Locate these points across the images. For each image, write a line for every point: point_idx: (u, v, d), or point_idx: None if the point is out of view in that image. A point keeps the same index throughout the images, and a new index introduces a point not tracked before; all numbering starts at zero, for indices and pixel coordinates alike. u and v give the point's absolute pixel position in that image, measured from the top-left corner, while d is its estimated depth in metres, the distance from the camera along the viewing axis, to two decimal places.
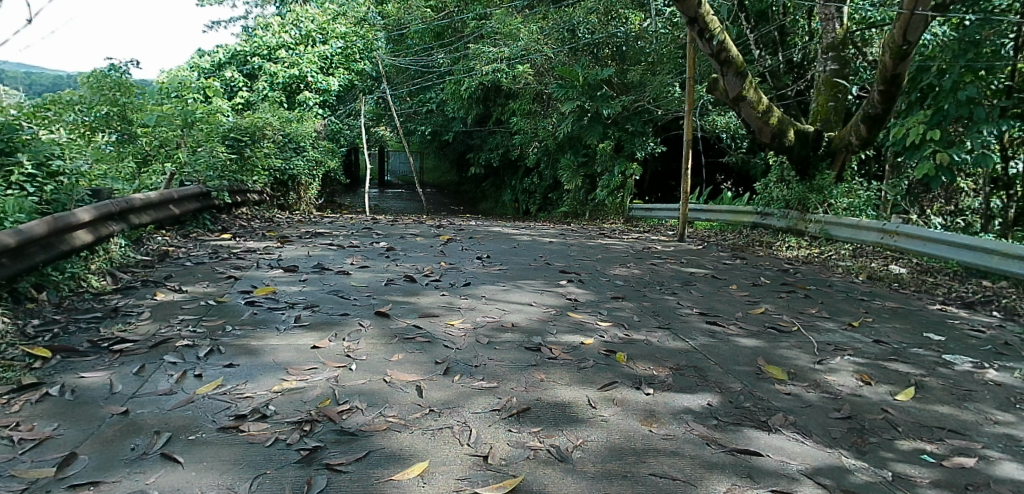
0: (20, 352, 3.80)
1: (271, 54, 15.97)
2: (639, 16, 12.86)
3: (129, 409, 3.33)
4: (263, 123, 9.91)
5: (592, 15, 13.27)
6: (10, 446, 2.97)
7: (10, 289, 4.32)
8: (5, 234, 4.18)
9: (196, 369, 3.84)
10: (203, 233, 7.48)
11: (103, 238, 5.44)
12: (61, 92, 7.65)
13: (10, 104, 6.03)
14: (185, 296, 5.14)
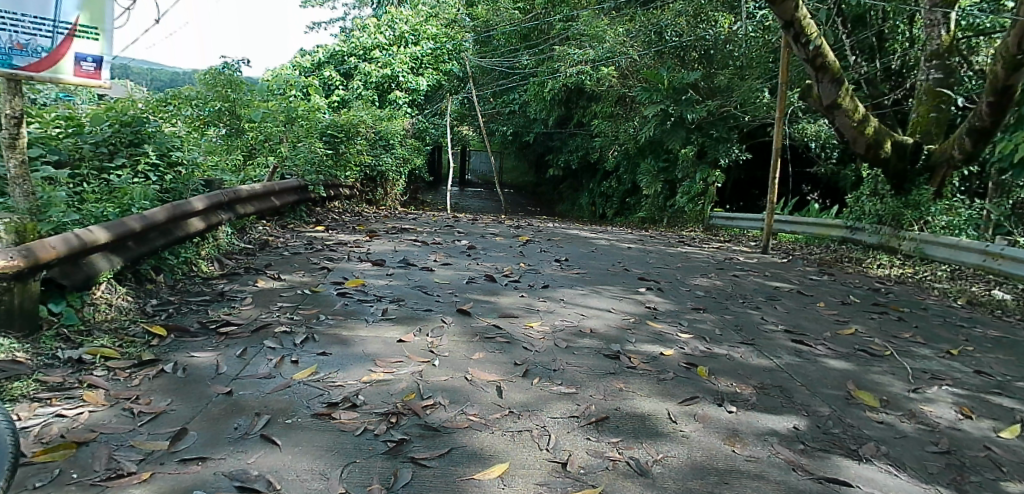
0: (140, 329, 4.11)
1: (366, 54, 16.47)
2: (729, 19, 12.37)
3: (232, 390, 3.54)
4: (358, 120, 10.32)
5: (681, 17, 12.81)
6: (131, 417, 3.21)
7: (133, 270, 4.66)
8: (130, 220, 4.47)
9: (293, 355, 4.04)
10: (300, 224, 7.87)
11: (215, 226, 5.77)
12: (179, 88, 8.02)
13: (138, 98, 6.54)
14: (284, 284, 5.40)
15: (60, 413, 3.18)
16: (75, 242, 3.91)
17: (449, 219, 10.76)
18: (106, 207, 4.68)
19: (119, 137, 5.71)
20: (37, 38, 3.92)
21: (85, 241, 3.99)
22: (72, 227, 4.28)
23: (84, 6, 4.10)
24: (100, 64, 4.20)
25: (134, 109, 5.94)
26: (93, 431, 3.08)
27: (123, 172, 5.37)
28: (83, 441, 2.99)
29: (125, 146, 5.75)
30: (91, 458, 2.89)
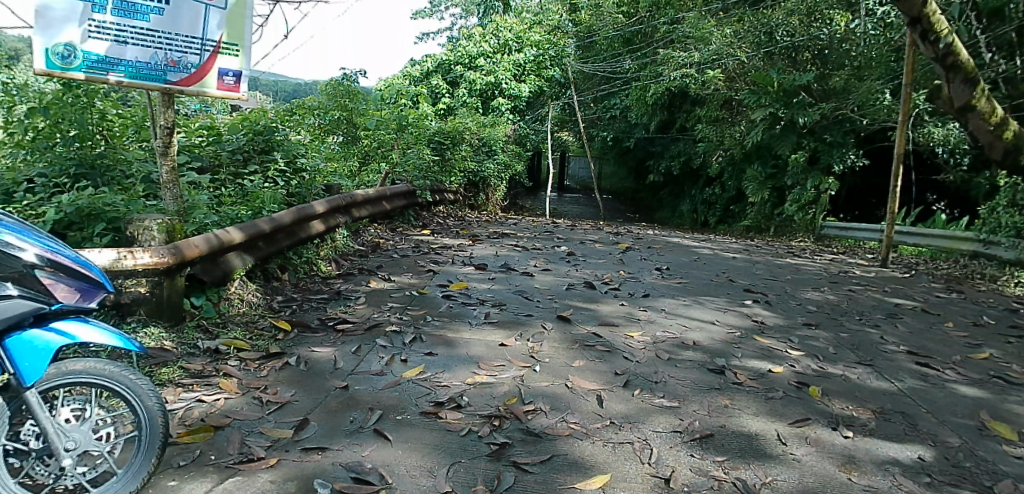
0: (269, 322, 4.44)
1: (472, 62, 16.97)
2: (846, 16, 11.86)
3: (348, 384, 3.77)
4: (463, 127, 10.61)
5: (794, 16, 12.39)
6: (260, 405, 3.47)
7: (262, 268, 5.02)
8: (261, 222, 4.84)
9: (402, 354, 4.25)
10: (408, 228, 8.29)
11: (333, 228, 6.14)
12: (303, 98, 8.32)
13: (269, 109, 7.09)
14: (393, 285, 5.70)
15: (199, 398, 3.47)
16: (215, 242, 4.31)
17: (548, 225, 10.85)
18: (240, 210, 5.08)
19: (252, 145, 6.24)
20: (189, 55, 4.31)
21: (223, 241, 4.37)
22: (212, 229, 4.74)
23: (227, 24, 4.45)
24: (239, 77, 4.58)
25: (265, 119, 6.47)
26: (227, 417, 3.34)
27: (255, 177, 5.83)
28: (219, 426, 3.26)
29: (257, 154, 6.28)
30: (227, 442, 3.14)
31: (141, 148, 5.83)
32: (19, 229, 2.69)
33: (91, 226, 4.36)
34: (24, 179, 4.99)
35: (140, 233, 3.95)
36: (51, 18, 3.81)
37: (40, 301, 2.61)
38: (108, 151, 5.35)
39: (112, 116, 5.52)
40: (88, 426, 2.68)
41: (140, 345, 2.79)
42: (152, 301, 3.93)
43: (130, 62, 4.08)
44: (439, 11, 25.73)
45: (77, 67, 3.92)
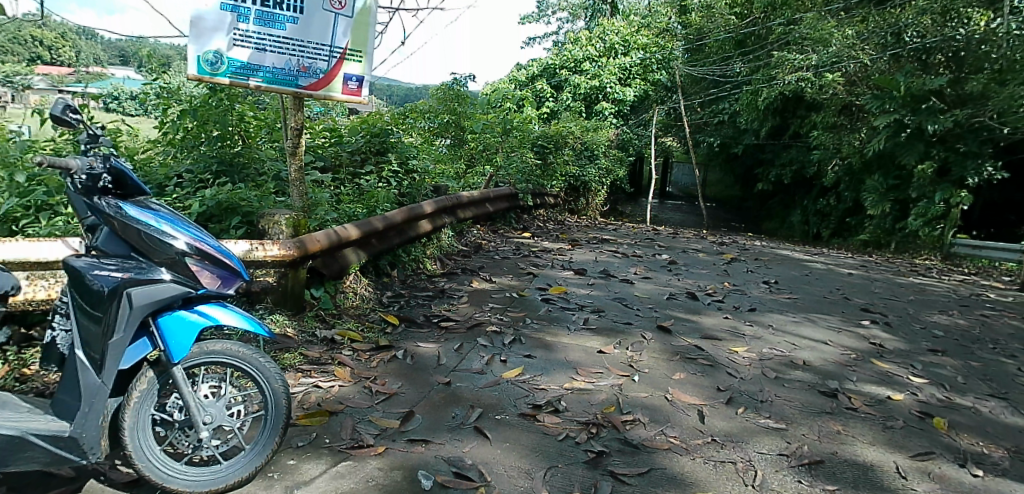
0: (379, 316, 4.88)
1: (577, 66, 16.99)
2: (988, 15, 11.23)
3: (451, 380, 4.02)
4: (567, 132, 10.72)
5: (926, 15, 11.94)
6: (370, 395, 3.75)
7: (375, 264, 5.57)
8: (376, 220, 5.32)
9: (502, 354, 4.46)
10: (508, 230, 8.67)
11: (439, 227, 6.62)
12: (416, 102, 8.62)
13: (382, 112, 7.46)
14: (494, 286, 5.98)
15: (316, 384, 3.80)
16: (335, 237, 4.70)
17: (649, 231, 10.78)
18: (357, 208, 5.57)
19: (369, 146, 6.76)
20: (318, 61, 4.57)
21: (341, 237, 4.80)
22: (332, 225, 5.19)
23: (352, 31, 4.67)
24: (362, 82, 4.78)
25: (382, 122, 6.88)
26: (340, 403, 3.62)
27: (371, 176, 6.38)
28: (333, 411, 3.52)
29: (373, 155, 6.81)
30: (340, 427, 3.37)
31: (272, 148, 6.14)
32: (173, 219, 2.97)
33: (228, 219, 4.84)
34: (173, 175, 5.36)
35: (272, 227, 4.47)
36: (203, 28, 4.22)
37: (189, 286, 2.87)
38: (244, 150, 5.73)
39: (248, 118, 5.90)
40: (223, 403, 2.91)
41: (269, 330, 2.97)
42: (279, 289, 4.39)
43: (267, 68, 4.42)
44: (546, 16, 25.80)
45: (223, 73, 4.32)
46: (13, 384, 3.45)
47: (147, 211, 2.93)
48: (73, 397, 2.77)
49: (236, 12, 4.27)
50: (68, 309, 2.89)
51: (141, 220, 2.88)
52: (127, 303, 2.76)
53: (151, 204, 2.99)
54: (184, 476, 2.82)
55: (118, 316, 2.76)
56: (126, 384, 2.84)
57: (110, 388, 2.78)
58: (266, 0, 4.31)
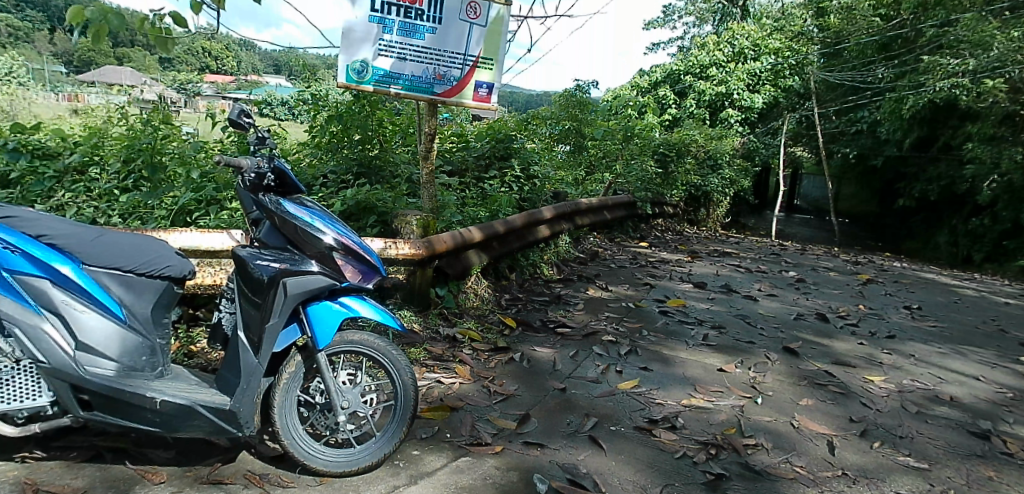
0: (497, 318, 5.02)
1: (703, 72, 16.54)
2: None
3: (566, 387, 4.08)
4: (690, 140, 10.47)
5: None
6: (487, 395, 3.92)
7: (494, 267, 5.67)
8: (498, 224, 5.44)
9: (617, 365, 4.43)
10: (626, 239, 8.64)
11: (557, 233, 6.68)
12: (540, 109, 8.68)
13: (506, 118, 7.60)
14: (611, 295, 5.93)
15: (439, 379, 4.03)
16: (460, 239, 4.90)
17: (774, 246, 10.33)
18: (480, 211, 5.74)
19: (494, 151, 6.93)
20: (452, 69, 4.72)
21: (467, 238, 4.98)
22: (457, 227, 5.38)
23: (484, 40, 4.78)
24: (491, 89, 4.87)
25: (508, 132, 7.09)
26: (460, 400, 3.82)
27: (494, 181, 6.55)
28: (454, 407, 3.73)
29: (497, 160, 6.96)
30: (460, 423, 3.57)
31: (406, 151, 6.33)
32: (324, 216, 3.17)
33: (365, 218, 5.10)
34: (319, 175, 5.79)
35: (403, 226, 4.67)
36: (353, 39, 4.46)
37: (334, 278, 3.04)
38: (380, 154, 6.00)
39: (385, 123, 6.16)
40: (359, 390, 3.06)
41: (401, 323, 3.09)
42: (407, 286, 4.60)
43: (407, 76, 4.61)
44: (671, 21, 25.23)
45: (368, 81, 4.55)
46: (183, 358, 3.79)
47: (303, 208, 3.14)
48: (234, 374, 2.98)
49: (381, 24, 4.49)
50: (232, 294, 3.12)
51: (298, 216, 3.08)
52: (282, 291, 2.95)
53: (306, 201, 3.20)
54: (322, 456, 3.01)
55: (274, 302, 2.95)
56: (277, 366, 3.06)
57: (265, 367, 2.99)
58: (408, 12, 4.52)
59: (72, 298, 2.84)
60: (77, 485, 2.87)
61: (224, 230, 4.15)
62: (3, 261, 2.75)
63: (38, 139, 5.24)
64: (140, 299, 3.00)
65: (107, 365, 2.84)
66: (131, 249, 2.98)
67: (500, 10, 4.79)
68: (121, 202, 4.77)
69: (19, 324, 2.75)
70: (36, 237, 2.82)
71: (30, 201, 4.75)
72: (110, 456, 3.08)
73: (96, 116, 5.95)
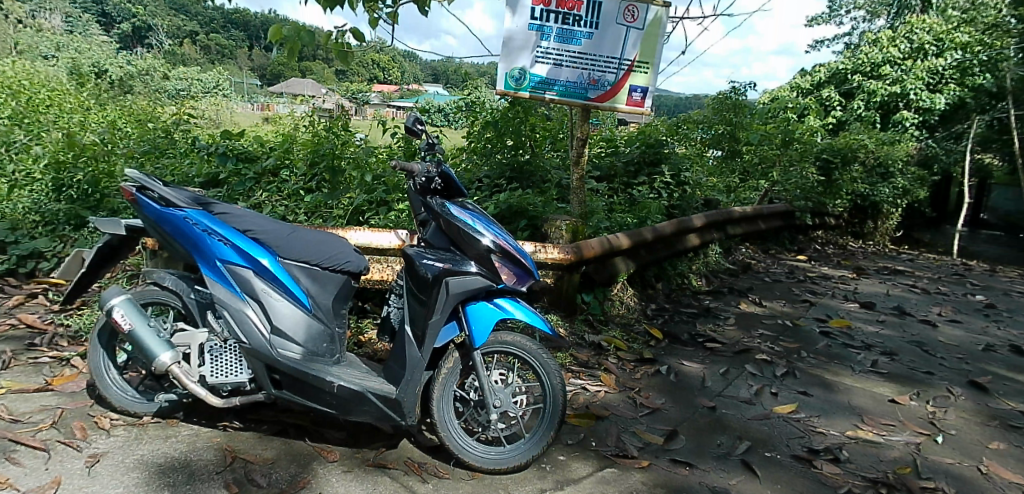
0: (644, 329, 4.91)
1: (875, 71, 14.65)
2: None
3: (716, 405, 3.90)
4: (857, 145, 9.66)
5: None
6: (634, 407, 3.83)
7: (642, 275, 5.55)
8: (646, 231, 5.31)
9: (773, 386, 4.18)
10: (782, 253, 8.20)
11: (707, 242, 6.44)
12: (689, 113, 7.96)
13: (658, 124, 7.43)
14: (765, 311, 5.62)
15: (584, 386, 4.00)
16: (608, 245, 4.82)
17: (954, 265, 9.32)
18: (628, 218, 5.64)
19: (644, 157, 6.78)
20: (607, 74, 4.65)
21: (615, 245, 4.90)
22: (605, 234, 5.31)
23: (641, 43, 4.65)
24: (646, 93, 4.71)
25: (659, 135, 6.91)
26: (606, 409, 3.76)
27: (643, 188, 6.44)
28: (599, 416, 3.67)
29: (647, 165, 6.80)
30: (607, 433, 3.51)
31: (556, 156, 6.34)
32: (484, 218, 3.22)
33: (516, 221, 5.16)
34: (474, 179, 5.94)
35: (553, 231, 4.68)
36: (512, 47, 4.55)
37: (490, 279, 3.09)
38: (532, 159, 6.01)
39: (537, 128, 6.22)
40: (509, 390, 3.11)
41: (551, 327, 3.08)
42: (555, 290, 4.61)
43: (562, 82, 4.61)
44: (839, 16, 23.41)
45: (525, 88, 4.61)
46: (353, 346, 4.00)
47: (465, 211, 3.21)
48: (399, 365, 3.12)
49: (540, 32, 4.54)
50: (401, 290, 3.26)
51: (460, 218, 3.16)
52: (445, 290, 3.04)
53: (468, 204, 3.27)
54: (474, 451, 3.08)
55: (438, 300, 3.05)
56: (438, 360, 3.17)
57: (427, 361, 3.09)
58: (566, 19, 4.54)
59: (270, 286, 3.09)
60: (267, 455, 3.11)
61: (392, 229, 4.35)
62: (216, 251, 3.05)
63: (242, 145, 5.75)
64: (324, 291, 3.21)
65: (295, 348, 3.07)
66: (319, 244, 3.19)
67: (658, 12, 4.62)
68: (307, 201, 5.17)
69: (228, 307, 3.05)
70: (242, 231, 3.09)
71: (234, 199, 5.19)
72: (293, 431, 3.30)
73: (285, 123, 6.50)
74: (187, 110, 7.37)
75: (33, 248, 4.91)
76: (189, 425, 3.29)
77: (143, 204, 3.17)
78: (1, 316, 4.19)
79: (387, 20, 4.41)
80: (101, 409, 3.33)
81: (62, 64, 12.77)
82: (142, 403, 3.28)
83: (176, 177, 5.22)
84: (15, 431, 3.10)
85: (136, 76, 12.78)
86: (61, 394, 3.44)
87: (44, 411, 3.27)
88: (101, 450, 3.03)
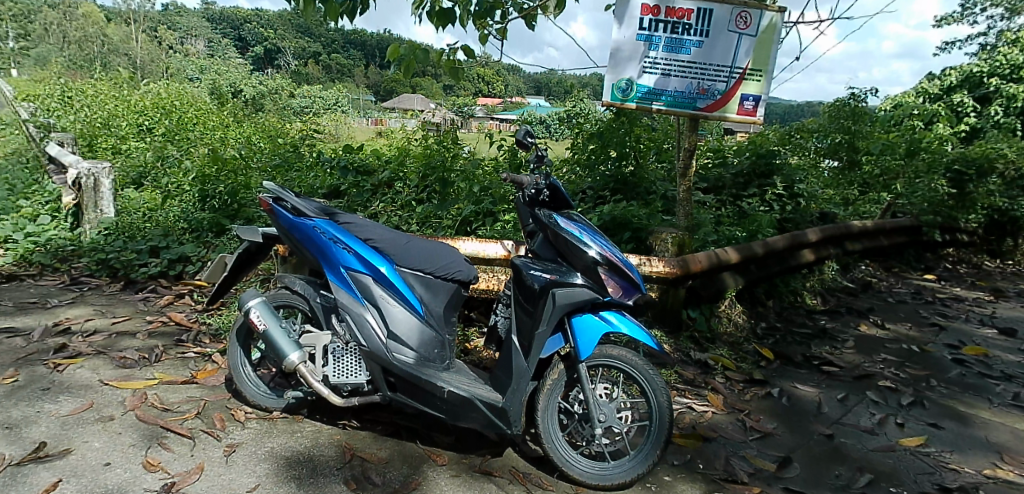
0: (754, 348, 4.71)
1: (1016, 73, 12.30)
2: None
3: (834, 433, 3.68)
4: (996, 154, 8.85)
5: None
6: (744, 430, 3.67)
7: (751, 292, 5.34)
8: (756, 245, 5.08)
9: (899, 416, 3.90)
10: (907, 271, 7.67)
11: (823, 259, 6.10)
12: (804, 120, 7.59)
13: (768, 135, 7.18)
14: (888, 334, 5.26)
15: (690, 406, 3.87)
16: (716, 259, 4.64)
17: None
18: (737, 231, 5.43)
19: (754, 168, 6.51)
20: (718, 83, 4.50)
21: (724, 259, 4.72)
22: (713, 247, 5.13)
23: (754, 51, 4.48)
24: (758, 102, 4.54)
25: (770, 146, 6.62)
26: (714, 431, 3.62)
27: (754, 200, 6.21)
28: (707, 437, 3.54)
29: (758, 177, 6.53)
30: (715, 456, 3.38)
31: (661, 167, 6.19)
32: (591, 230, 3.18)
33: (620, 234, 5.07)
34: (578, 191, 5.89)
35: (658, 244, 4.57)
36: (620, 58, 4.50)
37: (597, 292, 3.04)
38: (636, 170, 5.90)
39: (643, 139, 6.10)
40: (614, 406, 3.05)
41: (656, 342, 3.01)
42: (660, 305, 4.50)
43: (670, 92, 4.51)
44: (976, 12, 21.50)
45: (632, 99, 4.54)
46: (460, 354, 4.07)
47: (573, 222, 3.18)
48: (506, 374, 3.13)
49: (649, 42, 4.47)
50: (509, 300, 3.28)
51: (568, 229, 3.13)
52: (552, 301, 3.02)
53: (575, 216, 3.24)
54: (579, 465, 3.05)
55: (545, 310, 3.04)
56: (543, 370, 3.16)
57: (533, 371, 3.09)
58: (675, 28, 4.44)
59: (387, 293, 3.18)
60: (382, 455, 3.19)
61: (499, 239, 4.38)
62: (341, 259, 3.17)
63: (360, 158, 5.98)
64: (436, 298, 3.27)
65: (408, 353, 3.14)
66: (433, 253, 3.25)
67: (772, 18, 4.45)
68: (418, 212, 5.31)
69: (349, 311, 3.16)
70: (364, 240, 3.20)
71: (353, 209, 5.44)
72: (405, 433, 3.38)
73: (398, 137, 6.71)
74: (311, 126, 7.77)
75: (182, 252, 5.18)
76: (313, 421, 3.42)
77: (277, 213, 3.34)
78: (154, 313, 4.51)
79: (497, 36, 4.47)
80: (237, 402, 3.52)
81: (201, 89, 13.82)
82: (272, 399, 3.44)
83: (302, 188, 5.55)
84: (166, 419, 3.31)
85: (265, 101, 13.65)
86: (204, 386, 3.65)
87: (189, 402, 3.49)
88: (237, 440, 3.21)
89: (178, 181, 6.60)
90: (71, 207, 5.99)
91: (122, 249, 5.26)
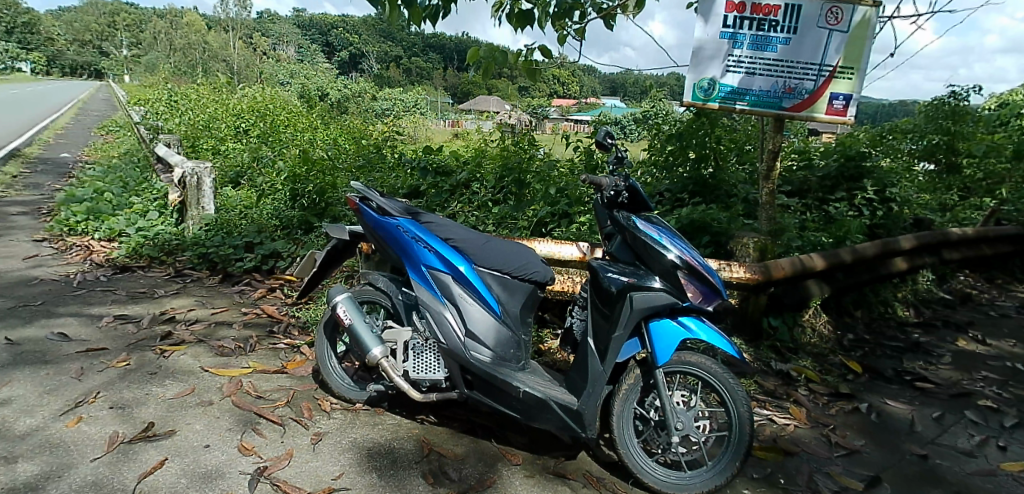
0: (840, 360, 4.50)
1: None
2: None
3: (928, 454, 3.47)
4: None
5: None
6: (829, 445, 3.51)
7: (838, 301, 5.11)
8: (845, 252, 4.85)
9: (1000, 439, 3.65)
10: (1012, 283, 7.17)
11: (917, 268, 5.78)
12: (898, 120, 7.38)
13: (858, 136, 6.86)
14: (990, 351, 4.94)
15: (771, 418, 3.73)
16: (801, 266, 4.43)
17: None
18: (823, 237, 5.20)
19: (843, 171, 6.23)
20: (806, 81, 4.32)
21: (810, 266, 4.52)
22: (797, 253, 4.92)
23: (845, 48, 4.27)
24: (849, 101, 4.32)
25: (860, 149, 6.32)
26: (796, 445, 3.48)
27: (842, 205, 5.94)
28: (789, 452, 3.41)
29: (847, 180, 6.24)
30: (796, 471, 3.25)
31: (743, 169, 5.99)
32: (671, 233, 3.10)
33: (698, 237, 4.93)
34: (655, 193, 5.78)
35: (739, 248, 4.42)
36: (702, 57, 4.39)
37: (676, 296, 2.97)
38: (717, 173, 5.73)
39: (725, 140, 5.93)
40: (691, 414, 2.96)
41: (737, 350, 2.91)
42: (740, 312, 4.36)
43: (754, 91, 4.35)
44: None
45: (714, 99, 4.41)
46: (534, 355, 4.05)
47: (652, 225, 3.12)
48: (582, 377, 3.09)
49: (733, 40, 4.33)
50: (585, 302, 3.24)
51: (646, 232, 3.07)
52: (629, 304, 2.96)
53: (654, 218, 3.18)
54: (654, 473, 2.99)
55: (622, 314, 2.98)
56: (620, 374, 3.11)
57: (610, 375, 3.04)
58: (761, 24, 4.29)
59: (466, 292, 3.20)
60: (458, 451, 3.21)
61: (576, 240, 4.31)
62: (422, 257, 3.21)
63: (440, 159, 6.05)
64: (513, 298, 3.26)
65: (485, 352, 3.15)
66: (511, 253, 3.25)
67: (866, 12, 4.24)
68: (495, 212, 5.33)
69: (428, 309, 3.20)
70: (444, 239, 3.23)
71: (432, 210, 5.50)
72: (481, 431, 3.39)
73: (476, 138, 6.75)
74: (392, 127, 7.92)
75: (273, 248, 5.36)
76: (393, 414, 3.48)
77: (363, 212, 3.42)
78: (248, 305, 4.70)
79: (575, 36, 4.42)
80: (324, 393, 3.62)
81: (289, 94, 14.32)
82: (356, 391, 3.53)
83: (384, 188, 5.67)
84: (259, 405, 3.44)
85: (350, 103, 14.01)
86: (294, 376, 3.77)
87: (281, 390, 3.61)
88: (324, 429, 3.30)
89: (271, 180, 6.87)
90: (177, 203, 6.34)
91: (220, 244, 5.51)
